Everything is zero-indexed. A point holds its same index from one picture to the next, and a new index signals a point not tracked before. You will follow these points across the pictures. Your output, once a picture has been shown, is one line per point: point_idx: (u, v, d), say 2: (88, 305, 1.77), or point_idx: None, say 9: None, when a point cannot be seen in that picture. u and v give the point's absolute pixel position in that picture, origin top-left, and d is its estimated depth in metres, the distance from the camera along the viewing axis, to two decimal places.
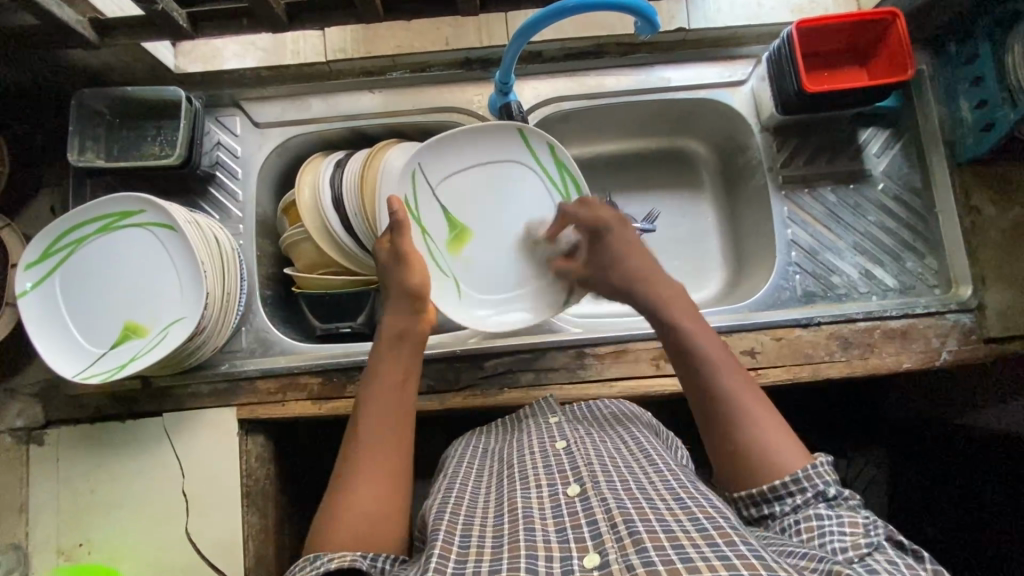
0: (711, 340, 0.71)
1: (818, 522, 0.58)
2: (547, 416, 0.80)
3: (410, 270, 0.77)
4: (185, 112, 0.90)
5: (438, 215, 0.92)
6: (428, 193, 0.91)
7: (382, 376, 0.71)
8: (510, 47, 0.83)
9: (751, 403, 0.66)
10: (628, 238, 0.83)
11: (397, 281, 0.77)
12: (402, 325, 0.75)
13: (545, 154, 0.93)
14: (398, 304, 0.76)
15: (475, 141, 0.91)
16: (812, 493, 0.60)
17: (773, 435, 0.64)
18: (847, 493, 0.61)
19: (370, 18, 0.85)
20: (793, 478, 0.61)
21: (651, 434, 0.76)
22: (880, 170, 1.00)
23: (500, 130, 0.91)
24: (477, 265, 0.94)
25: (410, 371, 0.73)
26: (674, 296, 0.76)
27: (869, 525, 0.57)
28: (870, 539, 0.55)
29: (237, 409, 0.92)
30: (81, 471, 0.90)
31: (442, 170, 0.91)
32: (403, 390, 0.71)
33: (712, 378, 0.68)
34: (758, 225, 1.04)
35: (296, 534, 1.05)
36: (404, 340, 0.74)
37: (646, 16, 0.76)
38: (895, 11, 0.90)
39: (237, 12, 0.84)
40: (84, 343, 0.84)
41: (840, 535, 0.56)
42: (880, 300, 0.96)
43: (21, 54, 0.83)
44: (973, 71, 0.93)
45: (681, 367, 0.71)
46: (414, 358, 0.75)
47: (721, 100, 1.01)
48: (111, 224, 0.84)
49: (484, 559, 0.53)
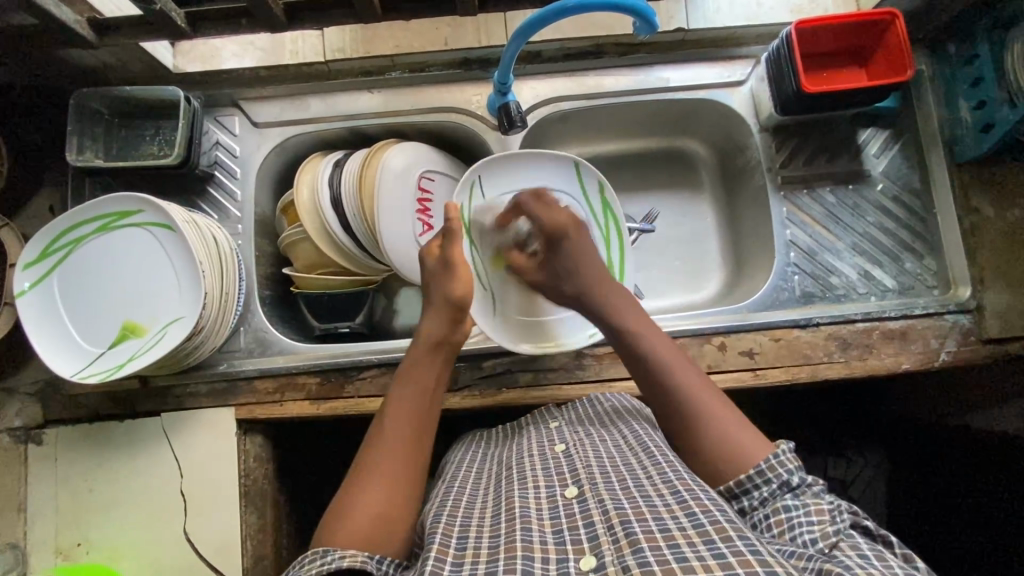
0: (659, 340, 0.73)
1: (786, 514, 0.58)
2: (547, 422, 0.80)
3: (457, 280, 0.78)
4: (184, 112, 0.90)
5: (489, 231, 0.90)
6: (483, 209, 0.90)
7: (413, 378, 0.72)
8: (509, 48, 0.83)
9: (704, 395, 0.67)
10: (586, 249, 0.85)
11: (441, 289, 0.77)
12: (441, 332, 0.76)
13: (595, 189, 0.94)
14: (438, 312, 0.77)
15: (533, 166, 0.92)
16: (778, 484, 0.60)
17: (725, 419, 0.65)
18: (810, 479, 0.61)
19: (369, 18, 0.85)
20: (757, 471, 0.60)
21: (652, 425, 0.76)
22: (880, 171, 1.00)
23: (560, 159, 0.92)
24: (515, 288, 0.92)
25: (441, 379, 0.74)
26: (620, 303, 0.79)
27: (834, 511, 0.57)
28: (837, 525, 0.56)
29: (236, 409, 0.92)
30: (79, 470, 0.90)
31: (500, 187, 0.91)
32: (433, 397, 0.72)
33: (664, 374, 0.70)
34: (758, 225, 1.04)
35: (295, 534, 1.05)
36: (442, 349, 0.75)
37: (645, 16, 0.76)
38: (895, 11, 0.90)
39: (235, 11, 0.83)
40: (82, 342, 0.84)
41: (808, 525, 0.56)
42: (879, 300, 0.96)
43: (20, 53, 0.83)
44: (973, 72, 0.93)
45: (635, 366, 0.73)
46: (446, 367, 0.76)
47: (720, 100, 1.01)
48: (109, 223, 0.84)
49: (480, 561, 0.53)
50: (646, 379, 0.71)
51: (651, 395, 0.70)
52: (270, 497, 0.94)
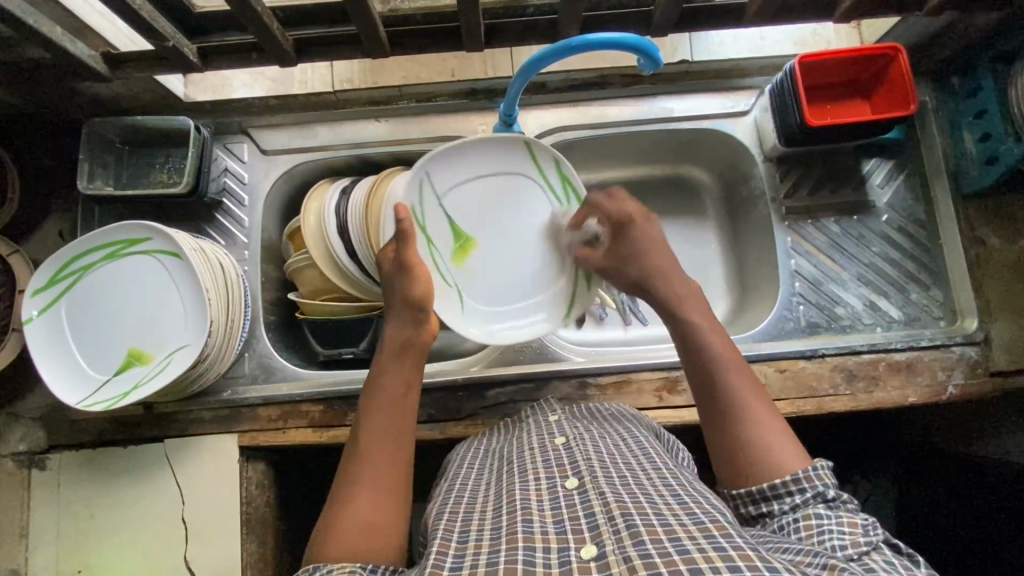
0: (723, 342, 0.72)
1: (816, 520, 0.57)
2: (547, 414, 0.79)
3: (415, 280, 0.77)
4: (193, 141, 0.91)
5: (444, 225, 0.87)
6: (433, 203, 0.86)
7: (383, 389, 0.71)
8: (515, 82, 0.84)
9: (758, 408, 0.66)
10: (656, 236, 0.83)
11: (396, 294, 0.77)
12: (405, 337, 0.75)
13: (550, 166, 0.89)
14: (401, 317, 0.76)
15: (482, 150, 0.87)
16: (812, 493, 0.60)
17: (762, 417, 0.66)
18: (845, 496, 0.60)
19: (377, 53, 0.87)
20: (793, 479, 0.60)
21: (652, 434, 0.75)
22: (885, 202, 1.00)
23: (509, 141, 0.87)
24: (484, 275, 0.90)
25: (412, 383, 0.73)
26: (687, 294, 0.78)
27: (868, 525, 0.57)
28: (869, 537, 0.55)
29: (238, 436, 0.92)
30: (81, 497, 0.90)
31: (447, 179, 0.87)
32: (404, 402, 0.70)
33: (724, 379, 0.68)
34: (762, 255, 1.04)
35: (295, 560, 1.04)
36: (408, 352, 0.74)
37: (649, 53, 0.77)
38: (898, 46, 0.90)
39: (247, 45, 0.85)
40: (88, 368, 0.84)
41: (839, 533, 0.56)
42: (885, 332, 0.96)
43: (35, 84, 0.85)
44: (974, 105, 0.93)
45: (690, 364, 0.72)
46: (417, 370, 0.74)
47: (724, 130, 1.02)
48: (118, 251, 0.85)
49: (482, 552, 0.53)
50: (699, 382, 0.70)
51: (704, 387, 0.69)
52: (270, 524, 0.94)
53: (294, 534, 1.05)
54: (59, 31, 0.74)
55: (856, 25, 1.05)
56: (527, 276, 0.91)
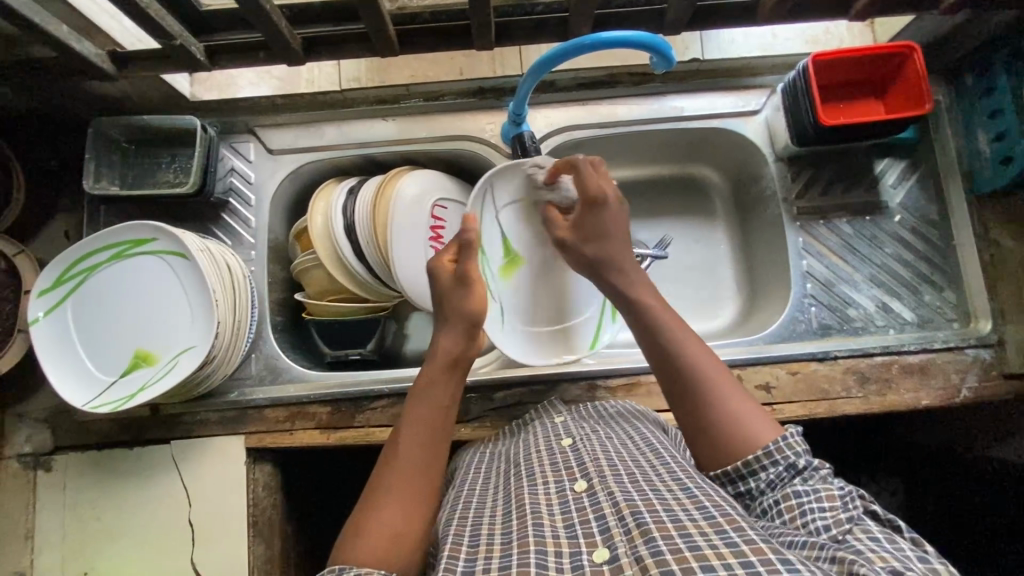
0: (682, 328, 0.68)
1: (796, 499, 0.57)
2: (554, 416, 0.78)
3: (472, 296, 0.75)
4: (199, 140, 0.90)
5: (498, 242, 0.92)
6: (493, 221, 0.91)
7: (425, 401, 0.68)
8: (526, 81, 0.84)
9: (730, 391, 0.64)
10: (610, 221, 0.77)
11: (455, 306, 0.74)
12: (457, 350, 0.72)
13: None
14: (455, 327, 0.73)
15: None
16: (785, 467, 0.59)
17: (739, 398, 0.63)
18: (817, 463, 0.59)
19: (385, 51, 0.86)
20: (766, 452, 0.59)
21: (659, 429, 0.75)
22: (898, 202, 0.98)
23: None
24: (523, 296, 0.94)
25: (455, 398, 0.70)
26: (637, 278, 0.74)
27: (845, 497, 0.56)
28: (848, 512, 0.54)
29: (245, 437, 0.91)
30: (87, 499, 0.90)
31: (506, 202, 0.92)
32: (445, 418, 0.68)
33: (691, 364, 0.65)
34: (773, 257, 1.03)
35: (302, 561, 1.04)
36: (457, 367, 0.72)
37: (661, 51, 0.76)
38: (913, 44, 0.89)
39: (254, 44, 0.85)
40: (94, 370, 0.84)
41: (820, 511, 0.55)
42: (897, 333, 0.95)
43: (40, 84, 0.84)
44: (991, 103, 0.92)
45: (657, 352, 0.67)
46: (460, 386, 0.71)
47: (734, 129, 1.01)
48: (124, 251, 0.84)
49: (493, 556, 0.52)
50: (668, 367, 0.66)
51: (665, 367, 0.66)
52: (277, 526, 0.94)
53: (301, 534, 1.05)
54: (65, 29, 0.74)
55: (869, 23, 1.05)
56: (557, 304, 0.96)
